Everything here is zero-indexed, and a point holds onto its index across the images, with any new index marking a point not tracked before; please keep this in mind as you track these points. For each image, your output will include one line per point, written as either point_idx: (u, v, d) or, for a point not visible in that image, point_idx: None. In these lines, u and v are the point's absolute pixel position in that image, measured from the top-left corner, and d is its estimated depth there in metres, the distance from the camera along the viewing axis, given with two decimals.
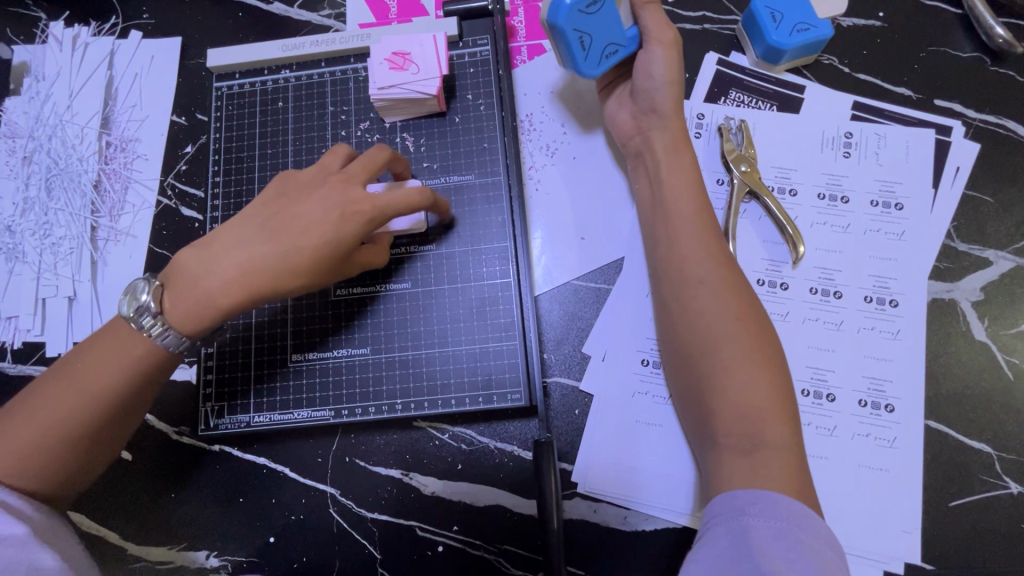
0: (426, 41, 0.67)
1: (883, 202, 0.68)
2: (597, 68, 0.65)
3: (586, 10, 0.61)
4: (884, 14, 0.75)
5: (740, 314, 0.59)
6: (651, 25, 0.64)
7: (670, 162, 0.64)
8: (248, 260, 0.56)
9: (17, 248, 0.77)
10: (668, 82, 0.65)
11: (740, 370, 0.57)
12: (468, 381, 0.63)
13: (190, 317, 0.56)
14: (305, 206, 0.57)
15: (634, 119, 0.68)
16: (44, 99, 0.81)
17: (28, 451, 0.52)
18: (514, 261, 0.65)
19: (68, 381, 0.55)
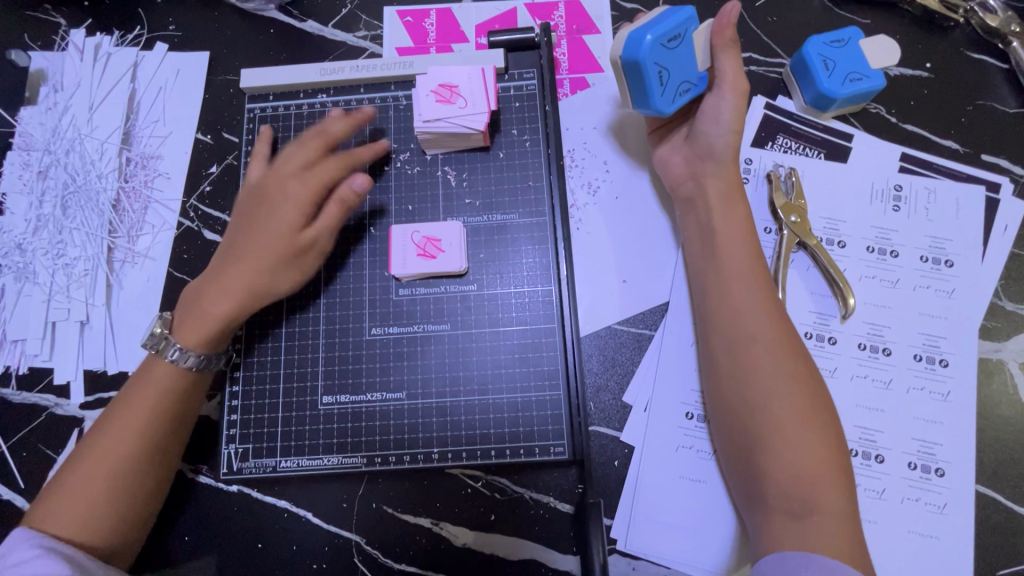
0: (474, 74, 0.65)
1: (932, 258, 0.67)
2: (669, 105, 0.63)
3: (668, 44, 0.59)
4: (930, 65, 0.75)
5: (796, 373, 0.57)
6: (727, 70, 0.62)
7: (725, 212, 0.63)
8: (233, 270, 0.60)
9: (27, 267, 0.73)
10: (732, 131, 0.63)
11: (794, 433, 0.55)
12: (508, 432, 0.61)
13: (190, 339, 0.59)
14: (260, 214, 0.61)
15: (688, 164, 0.66)
16: (63, 111, 0.78)
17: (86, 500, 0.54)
18: (559, 306, 0.63)
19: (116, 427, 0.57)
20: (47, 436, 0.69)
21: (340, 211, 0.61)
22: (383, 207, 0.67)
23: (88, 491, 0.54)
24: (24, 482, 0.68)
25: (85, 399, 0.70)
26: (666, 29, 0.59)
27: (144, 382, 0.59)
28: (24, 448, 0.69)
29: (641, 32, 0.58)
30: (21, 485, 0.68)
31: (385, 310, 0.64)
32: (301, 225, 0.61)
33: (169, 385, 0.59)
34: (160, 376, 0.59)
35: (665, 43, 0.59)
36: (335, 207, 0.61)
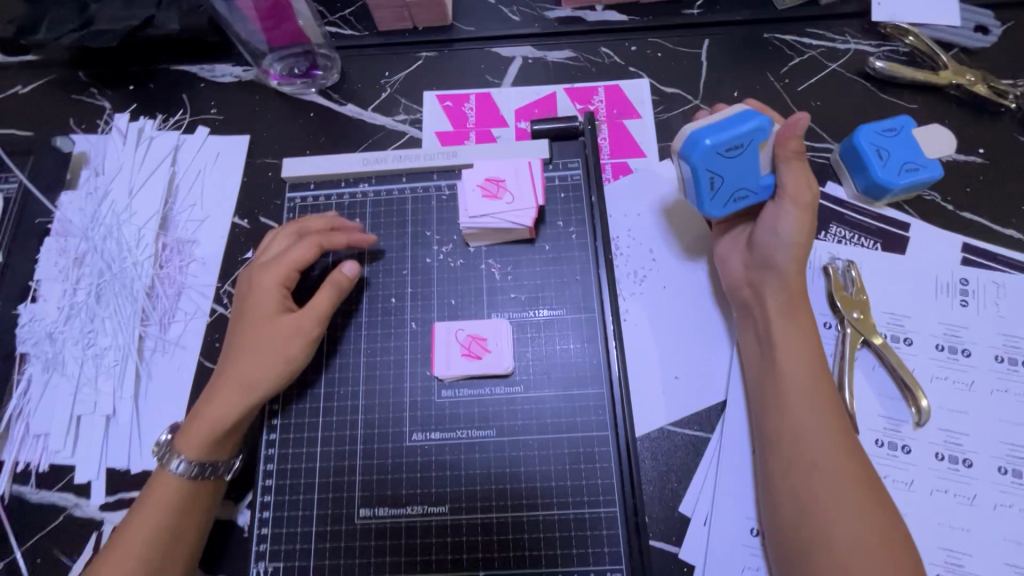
0: (521, 167, 0.65)
1: (1008, 357, 0.62)
2: (719, 208, 0.62)
3: (725, 153, 0.57)
4: (983, 151, 0.73)
5: (864, 505, 0.53)
6: (790, 184, 0.60)
7: (786, 324, 0.60)
8: (235, 371, 0.58)
9: (56, 357, 0.71)
10: (794, 242, 0.61)
11: (860, 574, 0.50)
12: (560, 552, 0.56)
13: (195, 445, 0.56)
14: (250, 309, 0.61)
15: (745, 270, 0.64)
16: (102, 195, 0.77)
17: None
18: (611, 411, 0.60)
19: (119, 552, 0.53)
20: (64, 540, 0.65)
21: (332, 296, 0.61)
22: (425, 300, 0.65)
23: None
24: None
25: (106, 499, 0.66)
26: (727, 138, 0.56)
27: (151, 498, 0.56)
28: (39, 553, 0.65)
29: (697, 137, 0.57)
30: None
31: (427, 413, 0.61)
32: (296, 318, 0.60)
33: (175, 497, 0.56)
34: (166, 489, 0.56)
35: (722, 151, 0.57)
36: (326, 293, 0.61)
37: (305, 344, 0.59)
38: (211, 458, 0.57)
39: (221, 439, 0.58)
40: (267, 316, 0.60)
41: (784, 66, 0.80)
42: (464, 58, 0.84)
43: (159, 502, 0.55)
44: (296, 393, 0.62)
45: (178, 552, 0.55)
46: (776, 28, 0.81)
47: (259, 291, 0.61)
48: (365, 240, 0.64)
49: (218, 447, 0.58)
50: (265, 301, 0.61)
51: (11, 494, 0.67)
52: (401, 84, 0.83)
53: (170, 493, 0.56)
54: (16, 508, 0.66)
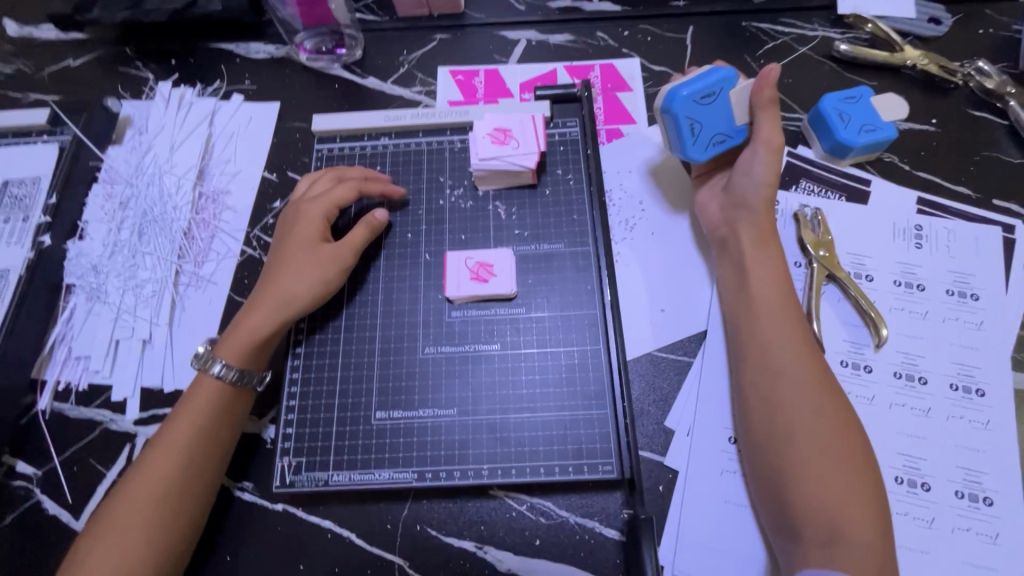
0: (525, 120, 0.73)
1: (958, 291, 0.70)
2: (702, 153, 0.70)
3: (701, 101, 0.68)
4: (936, 121, 0.82)
5: (826, 408, 0.59)
6: (762, 128, 0.68)
7: (757, 254, 0.67)
8: (275, 289, 0.65)
9: (99, 288, 0.78)
10: (766, 183, 0.68)
11: (820, 464, 0.57)
12: (557, 450, 0.62)
13: (233, 352, 0.63)
14: (292, 238, 0.68)
15: (722, 211, 0.72)
16: (146, 150, 0.86)
17: (136, 514, 0.57)
18: (603, 329, 0.66)
19: (164, 443, 0.60)
20: (98, 451, 0.70)
21: (366, 233, 0.69)
22: (438, 236, 0.72)
23: (139, 512, 0.57)
24: (72, 497, 0.69)
25: (140, 415, 0.72)
26: (700, 87, 0.68)
27: (191, 400, 0.62)
28: (76, 462, 0.70)
29: (675, 90, 0.68)
30: (70, 501, 0.68)
31: (438, 330, 0.67)
32: (334, 249, 0.67)
33: (211, 399, 0.62)
34: (204, 392, 0.62)
35: (697, 98, 0.68)
36: (360, 231, 0.68)
37: (340, 272, 0.67)
38: (245, 368, 0.64)
39: (257, 349, 0.64)
40: (308, 245, 0.68)
41: (759, 49, 0.90)
42: (474, 40, 0.94)
43: (192, 417, 0.61)
44: (319, 319, 0.69)
45: (213, 457, 0.61)
46: (753, 17, 0.92)
47: (303, 223, 0.69)
48: (395, 189, 0.72)
49: (254, 356, 0.64)
50: (306, 231, 0.68)
51: (51, 410, 0.73)
52: (417, 61, 0.93)
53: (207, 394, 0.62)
54: (55, 422, 0.72)
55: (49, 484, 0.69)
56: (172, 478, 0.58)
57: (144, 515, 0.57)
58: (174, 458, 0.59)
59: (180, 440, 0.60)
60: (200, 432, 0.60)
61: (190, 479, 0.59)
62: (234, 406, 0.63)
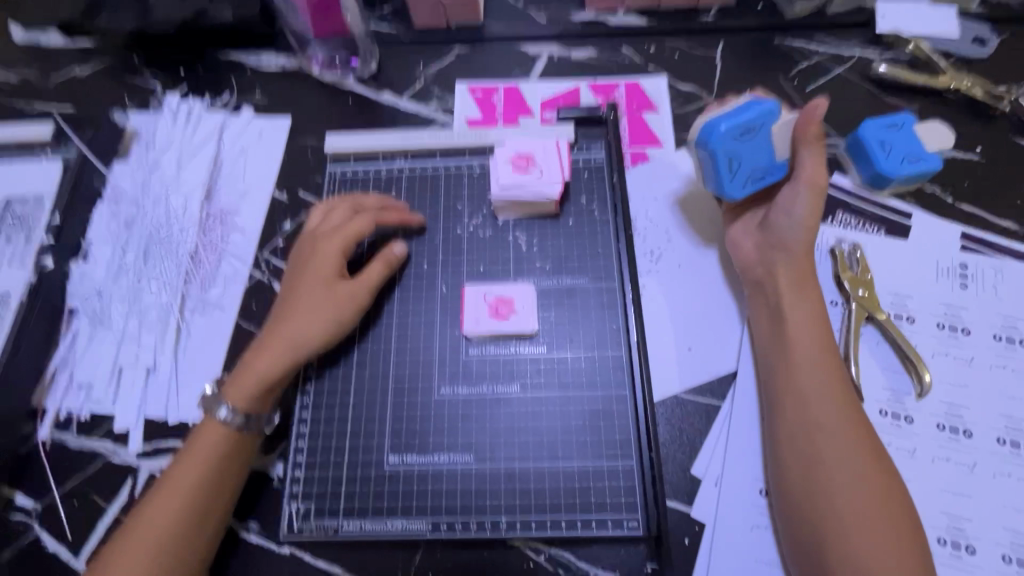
0: (549, 146, 0.70)
1: (1006, 337, 0.66)
2: (738, 190, 0.67)
3: (741, 136, 0.63)
4: (981, 150, 0.78)
5: (868, 470, 0.56)
6: (806, 167, 0.65)
7: (797, 298, 0.63)
8: (288, 327, 0.62)
9: (103, 312, 0.75)
10: (806, 225, 0.65)
11: (863, 531, 0.53)
12: (580, 502, 0.59)
13: (240, 395, 0.60)
14: (307, 273, 0.65)
15: (759, 251, 0.67)
16: (153, 167, 0.82)
17: (137, 566, 0.54)
18: (629, 372, 0.63)
19: (168, 489, 0.57)
20: (100, 486, 0.68)
21: (383, 270, 0.65)
22: (455, 267, 0.69)
23: (141, 565, 0.54)
24: (73, 533, 0.66)
25: (143, 447, 0.69)
26: (741, 122, 0.62)
27: (198, 442, 0.59)
28: (77, 496, 0.67)
29: (713, 125, 0.63)
30: (70, 537, 0.66)
31: (454, 369, 0.64)
32: (349, 287, 0.64)
33: (218, 443, 0.59)
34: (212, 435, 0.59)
35: (737, 134, 0.63)
36: (377, 268, 0.65)
37: (356, 312, 0.64)
38: (251, 411, 0.60)
39: (266, 392, 0.61)
40: (324, 281, 0.64)
41: (793, 69, 0.85)
42: (493, 54, 0.90)
43: (197, 463, 0.58)
44: (330, 356, 0.66)
45: (219, 503, 0.58)
46: (786, 34, 0.87)
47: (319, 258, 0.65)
48: (415, 221, 0.69)
49: (263, 399, 0.61)
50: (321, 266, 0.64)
51: (52, 440, 0.70)
52: (434, 76, 0.89)
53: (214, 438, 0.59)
54: (56, 453, 0.70)
55: (49, 519, 0.67)
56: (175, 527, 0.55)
57: (144, 568, 0.54)
58: (177, 507, 0.56)
59: (184, 488, 0.57)
60: (206, 479, 0.57)
61: (194, 529, 0.56)
62: (242, 450, 0.60)
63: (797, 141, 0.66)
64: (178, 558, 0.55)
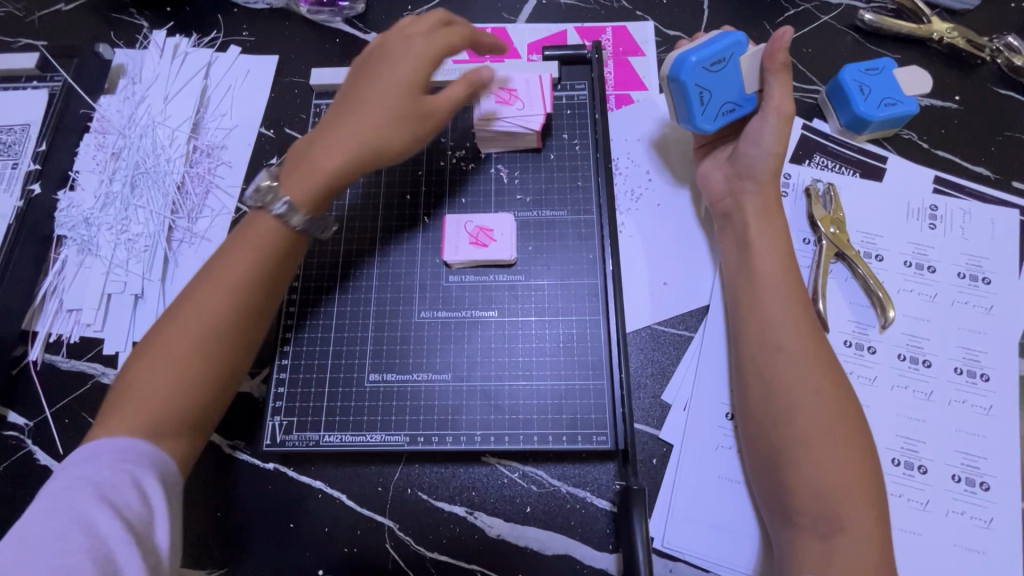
0: (532, 79, 0.70)
1: (970, 274, 0.68)
2: (711, 123, 0.68)
3: (710, 68, 0.64)
4: (959, 98, 0.79)
5: (827, 391, 0.58)
6: (774, 96, 0.65)
7: (762, 229, 0.65)
8: (358, 128, 0.59)
9: (91, 241, 0.76)
10: (773, 155, 0.66)
11: (819, 448, 0.55)
12: (552, 419, 0.61)
13: (306, 189, 0.58)
14: (387, 72, 0.61)
15: (726, 181, 0.69)
16: (139, 100, 0.83)
17: (189, 345, 0.53)
18: (603, 299, 0.65)
19: (219, 275, 0.55)
20: (90, 405, 0.70)
21: (465, 91, 0.63)
22: (438, 199, 0.70)
23: (193, 345, 0.53)
24: (63, 449, 0.68)
25: None
26: (709, 53, 0.64)
27: (249, 234, 0.58)
28: (67, 415, 0.69)
29: (683, 57, 0.64)
30: (60, 452, 0.68)
31: (435, 294, 0.66)
32: (431, 101, 0.62)
33: (271, 233, 0.57)
34: (263, 227, 0.58)
35: (707, 66, 0.64)
36: (458, 91, 0.63)
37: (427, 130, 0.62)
38: (314, 211, 0.59)
39: (328, 192, 0.59)
40: (410, 86, 0.61)
41: (780, 16, 0.85)
42: None
43: (250, 252, 0.56)
44: (306, 278, 0.67)
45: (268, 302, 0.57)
46: None
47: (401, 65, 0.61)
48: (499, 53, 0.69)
49: (325, 201, 0.59)
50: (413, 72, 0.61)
51: (42, 362, 0.72)
52: (422, 18, 0.89)
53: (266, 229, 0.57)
54: (47, 375, 0.71)
55: (40, 436, 0.69)
56: (229, 314, 0.54)
57: (194, 353, 0.53)
58: (226, 296, 0.55)
59: (235, 275, 0.55)
60: (255, 272, 0.56)
61: (242, 322, 0.55)
62: (291, 248, 0.59)
63: (766, 71, 0.66)
64: (225, 346, 0.54)
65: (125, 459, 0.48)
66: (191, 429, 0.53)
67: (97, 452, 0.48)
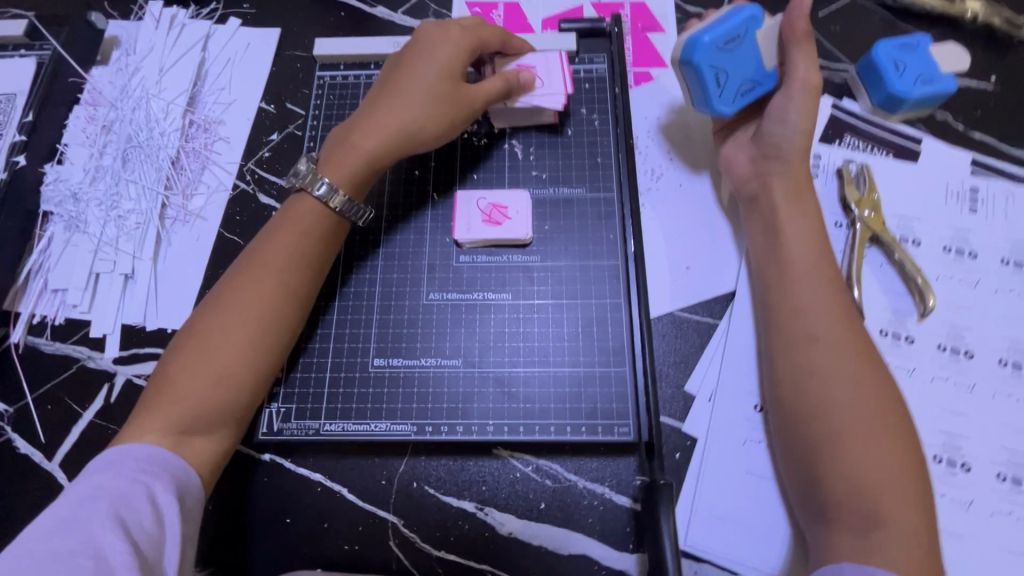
0: (551, 56, 0.66)
1: (1013, 261, 0.64)
2: (731, 105, 0.64)
3: (725, 46, 0.60)
4: (996, 78, 0.75)
5: (864, 381, 0.54)
6: (797, 68, 0.61)
7: (791, 210, 0.61)
8: (398, 113, 0.60)
9: (79, 217, 0.72)
10: (800, 131, 0.62)
11: (856, 439, 0.51)
12: (570, 408, 0.57)
13: (344, 173, 0.59)
14: (423, 61, 0.61)
15: (753, 164, 0.65)
16: (133, 72, 0.79)
17: (234, 329, 0.53)
18: (625, 281, 0.61)
19: (262, 259, 0.56)
20: (74, 390, 0.65)
21: (504, 89, 0.62)
22: (449, 175, 0.66)
23: (237, 328, 0.53)
24: (44, 436, 0.64)
25: (120, 353, 0.67)
26: (723, 31, 0.60)
27: (290, 218, 0.58)
28: (50, 401, 0.65)
29: (695, 37, 0.60)
30: (42, 440, 0.63)
31: (444, 276, 0.62)
32: (468, 91, 0.61)
33: (314, 218, 0.58)
34: (305, 211, 0.58)
35: (722, 45, 0.60)
36: (498, 82, 0.62)
37: (465, 120, 0.62)
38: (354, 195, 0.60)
39: (366, 177, 0.60)
40: (445, 74, 0.61)
41: None
42: None
43: (294, 235, 0.57)
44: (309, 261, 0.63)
45: (310, 285, 0.58)
46: None
47: (443, 52, 0.61)
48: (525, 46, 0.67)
49: (363, 185, 0.60)
50: (455, 60, 0.61)
51: (25, 344, 0.68)
52: None
53: (308, 213, 0.58)
54: (29, 358, 0.67)
55: (20, 423, 0.64)
56: (272, 298, 0.55)
57: (240, 335, 0.53)
58: (268, 290, 0.55)
59: (276, 269, 0.56)
60: (296, 266, 0.56)
61: (282, 309, 0.55)
62: (331, 233, 0.59)
63: (786, 44, 0.62)
64: (264, 337, 0.54)
65: (160, 457, 0.48)
66: (227, 423, 0.53)
67: (133, 449, 0.48)
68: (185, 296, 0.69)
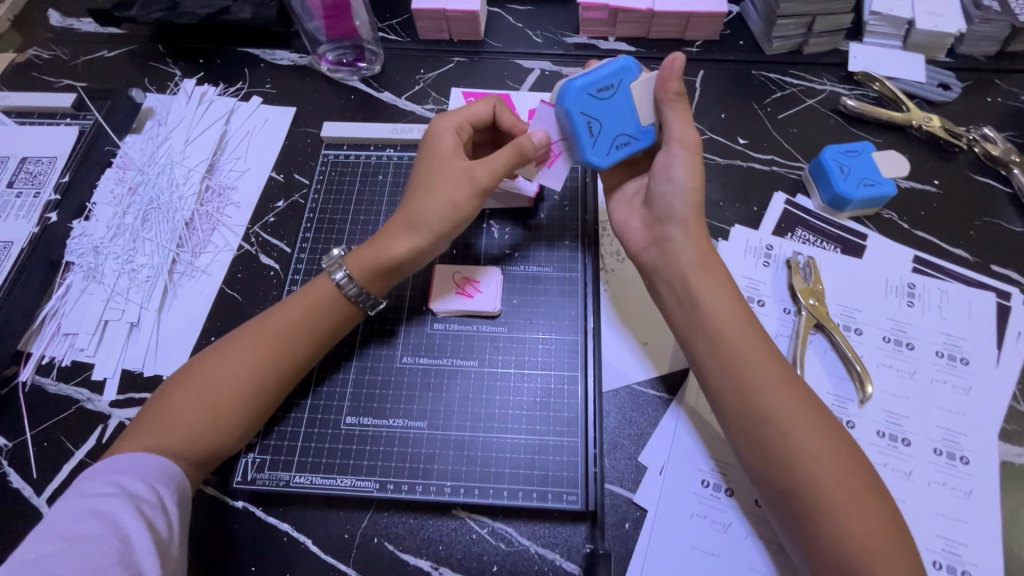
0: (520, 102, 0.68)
1: (948, 354, 0.69)
2: (604, 157, 0.64)
3: (596, 95, 0.62)
4: (938, 182, 0.82)
5: (824, 441, 0.53)
6: (674, 128, 0.63)
7: (704, 279, 0.61)
8: (406, 211, 0.66)
9: (97, 268, 0.79)
10: (689, 187, 0.63)
11: (839, 502, 0.50)
12: (524, 474, 0.62)
13: (364, 269, 0.64)
14: (425, 157, 0.68)
15: (647, 230, 0.67)
16: (162, 141, 0.89)
17: (234, 378, 0.59)
18: (582, 356, 0.68)
19: (270, 321, 0.63)
20: (70, 429, 0.70)
21: (514, 157, 0.64)
22: None
23: (234, 375, 0.59)
24: (37, 472, 0.68)
25: (117, 397, 0.72)
26: (595, 80, 0.61)
27: (307, 293, 0.65)
28: (46, 438, 0.70)
29: (568, 84, 0.61)
30: (34, 476, 0.68)
31: (418, 342, 0.69)
32: (471, 168, 0.65)
33: (323, 289, 0.65)
34: (320, 289, 0.65)
35: (593, 93, 0.62)
36: (508, 153, 0.64)
37: (476, 195, 0.65)
38: (369, 288, 0.65)
39: (383, 274, 0.65)
40: (444, 160, 0.66)
41: (767, 97, 0.91)
42: (490, 65, 0.96)
43: (305, 303, 0.64)
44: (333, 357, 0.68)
45: (305, 341, 0.63)
46: (763, 67, 0.94)
47: (433, 151, 0.67)
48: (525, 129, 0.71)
49: (377, 281, 0.65)
50: (447, 153, 0.67)
51: (32, 383, 0.73)
52: (432, 81, 0.95)
53: (323, 288, 0.65)
54: (34, 395, 0.73)
55: (16, 458, 0.69)
56: (272, 352, 0.61)
57: (235, 382, 0.59)
58: (266, 345, 0.61)
59: (279, 323, 0.62)
60: (295, 322, 0.63)
61: (279, 361, 0.61)
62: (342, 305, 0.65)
63: (662, 102, 0.63)
64: (257, 386, 0.60)
65: (159, 476, 0.53)
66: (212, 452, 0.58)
67: (131, 463, 0.54)
68: (182, 346, 0.75)
